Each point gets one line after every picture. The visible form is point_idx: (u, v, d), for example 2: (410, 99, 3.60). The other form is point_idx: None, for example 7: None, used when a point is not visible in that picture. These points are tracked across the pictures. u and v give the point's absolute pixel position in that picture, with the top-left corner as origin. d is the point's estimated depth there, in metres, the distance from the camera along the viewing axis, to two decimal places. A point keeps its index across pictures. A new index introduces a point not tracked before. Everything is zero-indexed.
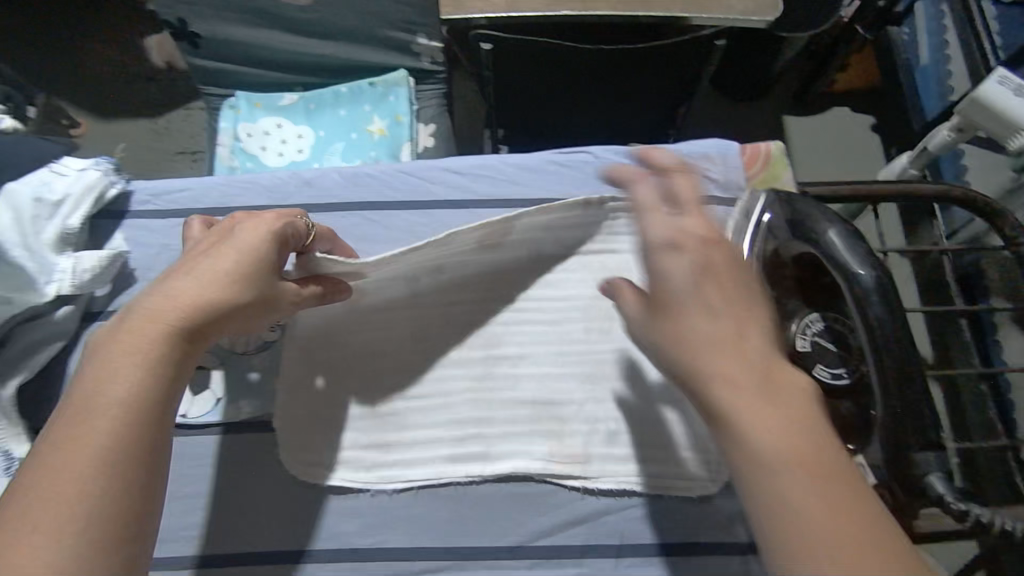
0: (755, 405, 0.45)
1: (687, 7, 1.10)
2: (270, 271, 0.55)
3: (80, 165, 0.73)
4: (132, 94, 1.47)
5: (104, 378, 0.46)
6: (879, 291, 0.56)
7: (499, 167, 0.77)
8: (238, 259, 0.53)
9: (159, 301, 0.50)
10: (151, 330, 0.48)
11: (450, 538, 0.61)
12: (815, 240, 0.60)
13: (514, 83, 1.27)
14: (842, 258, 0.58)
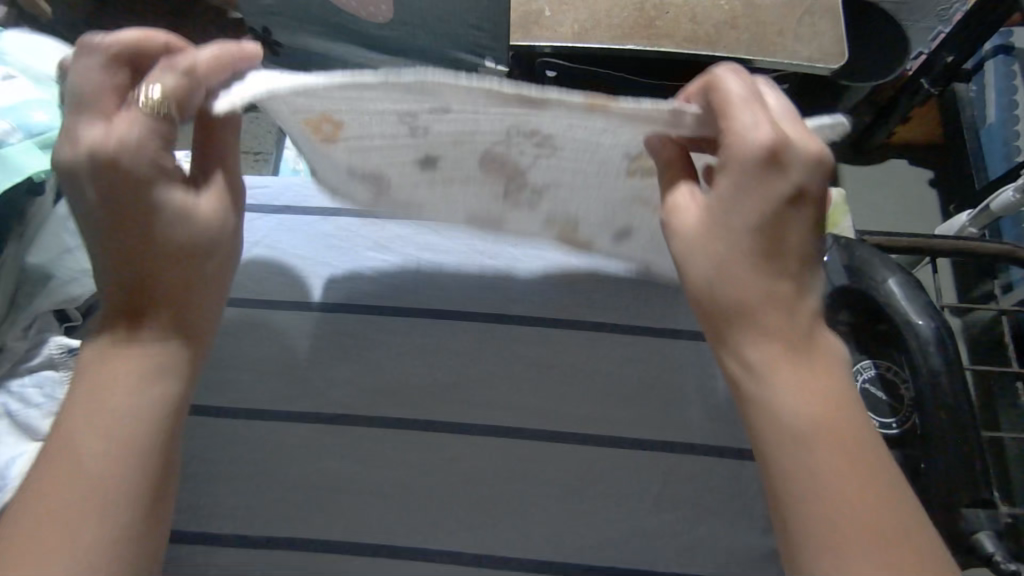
0: (835, 468, 0.44)
1: (753, 51, 1.12)
2: (191, 203, 0.50)
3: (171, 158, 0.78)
4: None
5: (114, 370, 0.48)
6: (937, 343, 0.57)
7: None
8: (158, 219, 0.48)
9: (137, 305, 0.49)
10: (150, 319, 0.50)
11: (485, 545, 0.64)
12: (875, 288, 0.61)
13: None
14: (902, 309, 0.59)
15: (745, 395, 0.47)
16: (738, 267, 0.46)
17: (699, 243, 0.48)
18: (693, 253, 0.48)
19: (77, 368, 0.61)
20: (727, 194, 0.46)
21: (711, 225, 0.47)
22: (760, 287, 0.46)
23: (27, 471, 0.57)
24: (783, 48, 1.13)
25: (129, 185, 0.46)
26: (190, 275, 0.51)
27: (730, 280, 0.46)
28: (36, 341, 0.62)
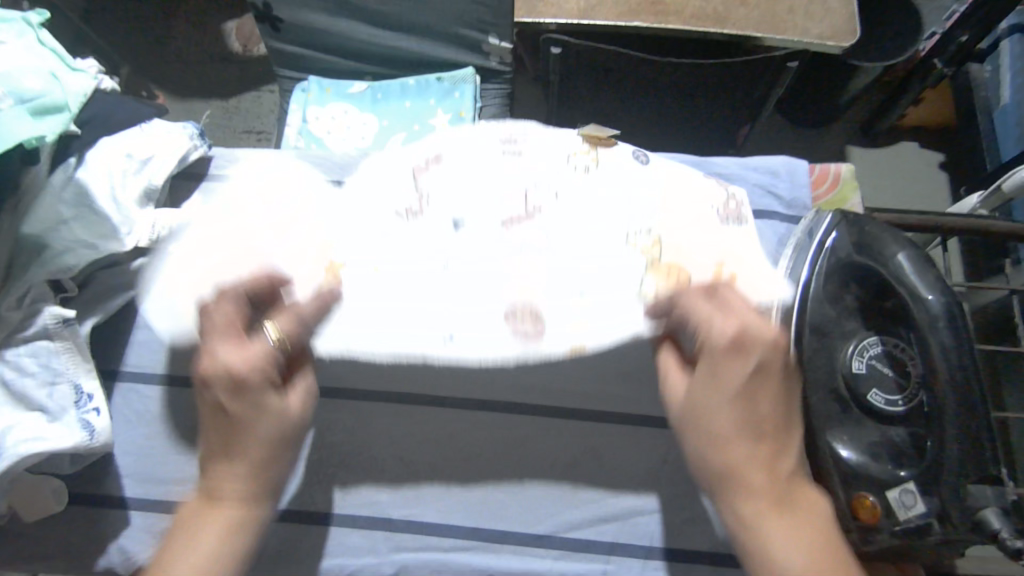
0: None
1: (762, 29, 1.10)
2: (281, 411, 0.56)
3: (168, 127, 0.77)
4: (209, 74, 1.55)
5: (184, 551, 0.52)
6: (948, 316, 0.55)
7: None
8: (262, 422, 0.54)
9: (213, 488, 0.54)
10: (224, 501, 0.54)
11: (481, 520, 0.63)
12: (885, 264, 0.60)
13: (579, 88, 1.28)
14: (911, 282, 0.58)
15: (743, 548, 0.53)
16: (722, 433, 0.54)
17: (692, 416, 0.55)
18: (690, 425, 0.56)
19: (73, 340, 0.61)
20: (707, 378, 0.55)
21: (698, 399, 0.55)
22: (738, 448, 0.53)
23: (22, 440, 0.56)
24: (792, 26, 1.10)
25: (242, 398, 0.54)
26: (278, 454, 0.56)
27: (718, 446, 0.54)
28: (30, 311, 0.62)
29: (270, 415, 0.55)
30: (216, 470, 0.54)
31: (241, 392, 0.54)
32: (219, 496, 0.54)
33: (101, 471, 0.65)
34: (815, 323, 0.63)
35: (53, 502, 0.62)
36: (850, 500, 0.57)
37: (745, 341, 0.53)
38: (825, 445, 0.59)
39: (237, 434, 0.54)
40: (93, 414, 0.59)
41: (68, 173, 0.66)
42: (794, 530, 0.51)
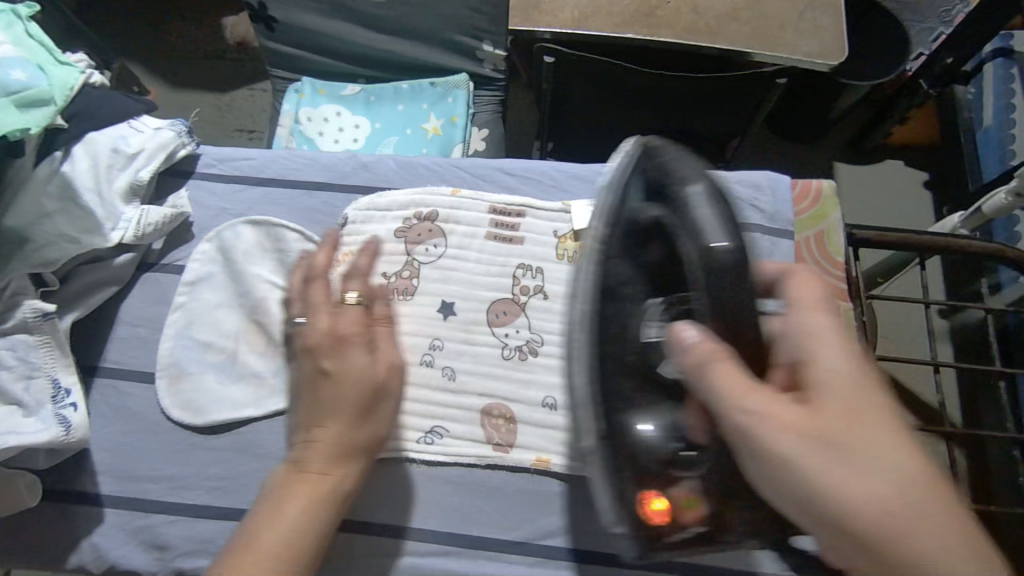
0: (868, 481, 0.41)
1: (751, 44, 1.12)
2: (363, 374, 0.59)
3: (157, 124, 0.77)
4: (203, 70, 1.54)
5: (276, 521, 0.54)
6: (723, 267, 0.47)
7: (551, 173, 0.78)
8: (345, 387, 0.58)
9: (304, 451, 0.58)
10: (321, 481, 0.57)
11: (458, 525, 0.64)
12: (679, 200, 0.50)
13: (570, 96, 1.29)
14: (705, 222, 0.48)
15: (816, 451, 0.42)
16: (906, 492, 0.41)
17: (834, 480, 0.42)
18: (830, 499, 0.42)
19: (53, 334, 0.60)
20: (830, 435, 0.42)
21: (836, 462, 0.42)
22: (940, 497, 0.41)
23: None
24: (784, 41, 1.12)
25: (337, 359, 0.59)
26: (367, 412, 0.59)
27: (920, 514, 0.40)
28: (10, 304, 0.60)
29: (351, 376, 0.59)
30: (309, 440, 0.58)
31: (336, 346, 0.59)
32: (308, 464, 0.57)
33: (77, 468, 0.65)
34: (605, 284, 0.50)
35: (26, 497, 0.60)
36: (636, 497, 0.49)
37: (855, 367, 0.45)
38: (619, 428, 0.50)
39: (326, 396, 0.58)
40: (70, 409, 0.59)
41: (54, 167, 0.66)
42: (838, 407, 0.43)
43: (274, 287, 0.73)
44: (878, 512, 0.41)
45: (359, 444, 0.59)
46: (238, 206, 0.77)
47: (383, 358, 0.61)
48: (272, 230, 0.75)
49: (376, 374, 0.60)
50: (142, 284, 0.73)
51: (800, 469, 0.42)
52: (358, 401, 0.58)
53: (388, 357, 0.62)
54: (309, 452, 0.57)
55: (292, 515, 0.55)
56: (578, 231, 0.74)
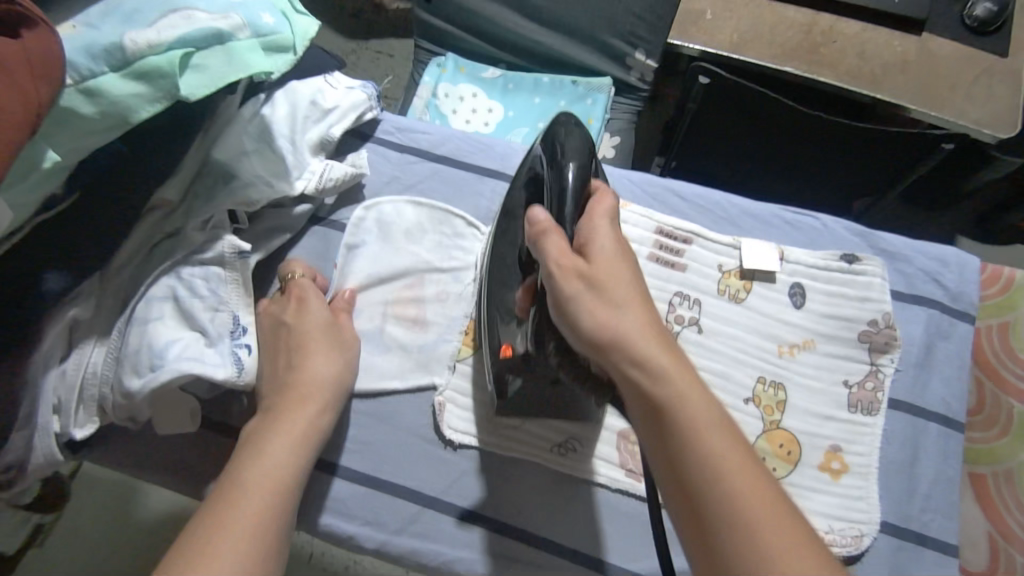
0: (630, 311, 0.50)
1: (917, 101, 1.06)
2: (320, 317, 0.66)
3: (348, 84, 0.79)
4: (348, 29, 1.58)
5: (258, 463, 0.56)
6: (573, 195, 0.58)
7: (723, 204, 0.76)
8: (303, 322, 0.65)
9: (285, 325, 0.65)
10: (299, 416, 0.60)
11: (583, 543, 0.64)
12: (553, 138, 0.64)
13: (710, 125, 1.25)
14: (566, 149, 0.61)
15: (584, 293, 0.51)
16: (636, 336, 0.48)
17: (601, 316, 0.49)
18: (607, 327, 0.49)
19: (241, 271, 0.64)
20: (593, 279, 0.51)
21: (590, 296, 0.51)
22: (663, 347, 0.49)
23: (182, 357, 0.58)
24: (955, 104, 1.06)
25: (296, 314, 0.66)
26: (326, 343, 0.65)
27: (645, 352, 0.48)
28: (211, 235, 0.65)
29: (312, 328, 0.65)
30: (285, 387, 0.61)
31: (297, 303, 0.66)
32: (281, 404, 0.60)
33: (232, 401, 0.68)
34: (507, 205, 0.70)
35: (187, 422, 0.63)
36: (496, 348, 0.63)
37: (620, 243, 0.55)
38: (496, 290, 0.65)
39: (287, 343, 0.64)
40: (246, 351, 0.62)
41: (257, 108, 0.68)
42: (604, 259, 0.53)
43: (433, 266, 0.74)
44: (640, 340, 0.48)
45: (333, 386, 0.63)
46: (410, 178, 0.79)
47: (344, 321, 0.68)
48: (437, 212, 0.76)
49: (342, 334, 0.67)
50: (310, 236, 0.76)
51: (583, 310, 0.50)
52: (320, 335, 0.65)
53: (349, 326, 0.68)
54: (275, 394, 0.61)
55: (278, 453, 0.57)
56: (745, 269, 0.72)
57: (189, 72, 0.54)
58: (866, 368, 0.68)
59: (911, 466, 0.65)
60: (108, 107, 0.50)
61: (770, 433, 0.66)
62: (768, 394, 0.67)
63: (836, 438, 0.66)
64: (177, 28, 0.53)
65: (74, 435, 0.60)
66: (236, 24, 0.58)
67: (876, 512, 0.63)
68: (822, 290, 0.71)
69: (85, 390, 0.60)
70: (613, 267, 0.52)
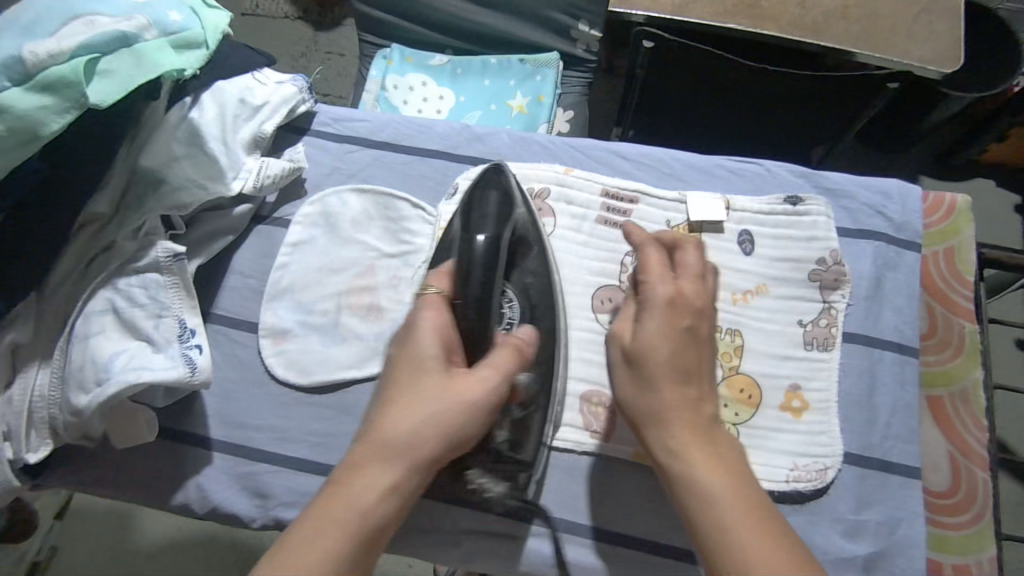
0: (666, 386, 0.53)
1: (860, 44, 1.06)
2: (433, 356, 0.53)
3: (278, 79, 0.78)
4: (290, 31, 1.55)
5: (349, 490, 0.47)
6: (481, 254, 0.57)
7: (666, 161, 0.76)
8: (424, 378, 0.52)
9: (406, 352, 0.53)
10: (382, 457, 0.48)
11: (555, 508, 0.64)
12: (470, 200, 0.63)
13: (658, 88, 1.25)
14: (483, 215, 0.60)
15: (626, 361, 0.55)
16: (666, 412, 0.52)
17: (629, 390, 0.55)
18: (639, 400, 0.54)
19: (180, 275, 0.63)
20: (636, 358, 0.54)
21: (626, 370, 0.55)
22: (701, 446, 0.51)
23: (129, 367, 0.57)
24: (896, 45, 1.06)
25: (410, 352, 0.53)
26: (446, 389, 0.51)
27: (680, 448, 0.51)
28: (143, 242, 0.63)
29: (444, 391, 0.51)
30: (369, 435, 0.50)
31: (415, 331, 0.54)
32: (372, 435, 0.50)
33: (189, 408, 0.67)
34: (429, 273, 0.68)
35: (146, 433, 0.62)
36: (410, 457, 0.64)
37: (670, 325, 0.54)
38: None
39: (402, 374, 0.52)
40: (196, 351, 0.60)
41: (184, 112, 0.66)
42: (647, 334, 0.54)
43: (382, 251, 0.73)
44: (667, 413, 0.52)
45: (417, 440, 0.49)
46: (350, 167, 0.78)
47: (493, 364, 0.54)
48: (380, 199, 0.76)
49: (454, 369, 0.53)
50: (255, 235, 0.75)
51: (622, 379, 0.55)
52: (436, 385, 0.51)
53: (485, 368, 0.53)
54: (381, 420, 0.50)
55: (361, 487, 0.47)
56: (692, 223, 0.72)
57: (96, 79, 0.53)
58: (817, 305, 0.69)
59: (871, 398, 0.66)
60: (16, 124, 0.49)
61: (727, 379, 0.66)
62: (725, 342, 0.67)
63: (795, 376, 0.66)
64: (78, 35, 0.52)
65: (28, 460, 0.59)
66: (141, 25, 0.57)
67: (839, 445, 0.64)
68: (770, 234, 0.71)
69: (35, 414, 0.59)
70: (662, 339, 0.54)
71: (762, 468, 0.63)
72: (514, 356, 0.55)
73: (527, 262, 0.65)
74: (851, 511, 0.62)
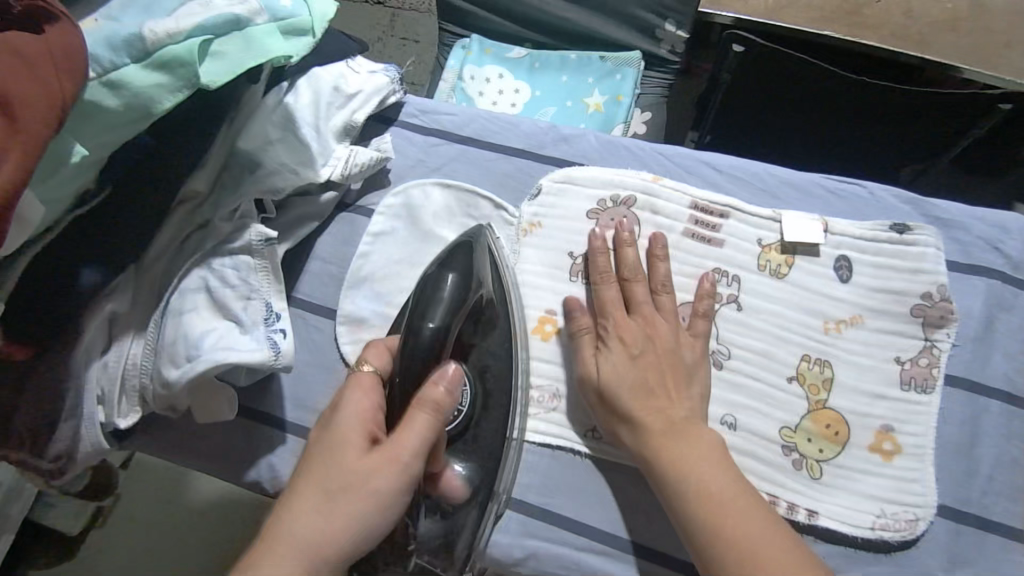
0: (633, 398, 0.60)
1: (968, 60, 0.99)
2: (341, 444, 0.49)
3: (371, 68, 0.79)
4: (370, 15, 1.56)
5: None
6: (423, 346, 0.56)
7: (761, 175, 0.73)
8: (338, 456, 0.49)
9: (317, 438, 0.51)
10: (272, 567, 0.44)
11: (622, 528, 0.63)
12: (429, 276, 0.62)
13: (738, 100, 1.20)
14: (434, 301, 0.59)
15: (593, 390, 0.62)
16: (640, 421, 0.59)
17: (603, 413, 0.62)
18: (613, 417, 0.61)
19: (270, 258, 0.64)
20: (603, 380, 0.61)
21: (596, 396, 0.62)
22: (683, 449, 0.57)
23: (217, 346, 0.59)
24: (1006, 63, 0.99)
25: (323, 435, 0.51)
26: (350, 483, 0.48)
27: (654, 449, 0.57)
28: (237, 225, 0.65)
29: (348, 471, 0.48)
30: (265, 536, 0.46)
31: (333, 412, 0.52)
32: (263, 541, 0.46)
33: (267, 388, 0.69)
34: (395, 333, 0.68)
35: (225, 410, 0.64)
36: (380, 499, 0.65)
37: (626, 350, 0.62)
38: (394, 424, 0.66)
39: (311, 466, 0.49)
40: (280, 335, 0.61)
41: (280, 97, 0.67)
42: (609, 360, 0.62)
43: None
44: (642, 424, 0.59)
45: (315, 542, 0.46)
46: (435, 160, 0.78)
47: (399, 448, 0.49)
48: (463, 195, 0.75)
49: (359, 458, 0.49)
50: (338, 222, 0.75)
51: (593, 404, 0.62)
52: (339, 480, 0.48)
53: (390, 451, 0.49)
54: (279, 520, 0.47)
55: None
56: (785, 244, 0.68)
57: (209, 60, 0.55)
58: (916, 342, 0.64)
59: (968, 447, 0.62)
60: (132, 99, 0.50)
61: (814, 413, 0.63)
62: (814, 372, 0.64)
63: (888, 417, 0.62)
64: (195, 15, 0.53)
65: (119, 424, 0.62)
66: (254, 10, 0.58)
67: (932, 496, 0.60)
68: (870, 263, 0.67)
69: (126, 381, 0.61)
70: (621, 364, 0.61)
71: (844, 512, 0.60)
72: (424, 432, 0.50)
73: (489, 343, 0.63)
74: (938, 567, 0.59)
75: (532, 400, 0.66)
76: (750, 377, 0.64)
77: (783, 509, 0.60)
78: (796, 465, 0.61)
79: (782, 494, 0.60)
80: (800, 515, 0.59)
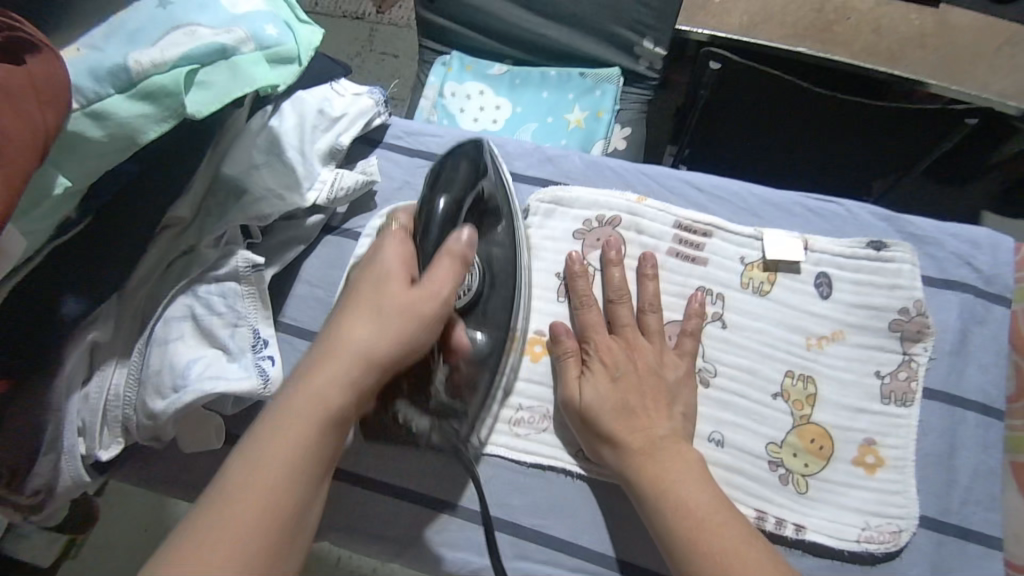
0: (617, 420, 0.60)
1: (936, 76, 1.02)
2: (386, 278, 0.52)
3: (354, 90, 0.79)
4: (351, 32, 1.57)
5: (286, 419, 0.46)
6: (440, 219, 0.59)
7: (742, 194, 0.74)
8: (385, 286, 0.51)
9: (366, 275, 0.53)
10: (332, 377, 0.48)
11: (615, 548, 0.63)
12: (440, 166, 0.64)
13: (717, 115, 1.22)
14: (449, 184, 0.62)
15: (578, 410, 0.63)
16: (622, 441, 0.59)
17: (587, 433, 0.62)
18: (597, 437, 0.61)
19: (257, 285, 0.64)
20: (586, 400, 0.62)
21: (580, 416, 0.62)
22: (665, 467, 0.57)
23: (205, 376, 0.58)
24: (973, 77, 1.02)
25: (369, 273, 0.53)
26: (400, 306, 0.50)
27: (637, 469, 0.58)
28: (224, 251, 0.64)
29: (395, 300, 0.51)
30: (326, 348, 0.49)
31: (374, 258, 0.54)
32: (321, 354, 0.49)
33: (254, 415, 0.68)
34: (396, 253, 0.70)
35: (213, 439, 0.64)
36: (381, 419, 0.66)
37: (610, 372, 0.62)
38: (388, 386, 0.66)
39: (359, 296, 0.52)
40: (269, 363, 0.61)
41: (265, 119, 0.68)
42: (592, 382, 0.62)
43: None
44: (625, 445, 0.59)
45: (369, 356, 0.49)
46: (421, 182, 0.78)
47: (438, 280, 0.52)
48: None
49: (404, 288, 0.51)
50: (324, 245, 0.75)
51: (578, 424, 0.63)
52: (391, 304, 0.50)
53: (432, 282, 0.52)
54: (337, 338, 0.50)
55: (297, 413, 0.46)
56: (768, 261, 0.70)
57: (195, 89, 0.54)
58: (896, 356, 0.66)
59: (947, 458, 0.64)
60: (116, 130, 0.49)
61: (799, 428, 0.64)
62: (798, 388, 0.65)
63: (870, 431, 0.64)
64: (180, 45, 0.53)
65: (99, 456, 0.61)
66: (240, 38, 0.57)
67: (915, 507, 0.61)
68: (849, 279, 0.69)
69: (108, 412, 0.60)
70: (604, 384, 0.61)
71: (831, 526, 0.61)
72: (455, 272, 0.53)
73: (494, 233, 0.66)
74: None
75: (522, 421, 0.66)
76: (736, 393, 0.65)
77: (771, 524, 0.60)
78: (783, 481, 0.62)
79: (770, 509, 0.61)
80: (788, 530, 0.60)
